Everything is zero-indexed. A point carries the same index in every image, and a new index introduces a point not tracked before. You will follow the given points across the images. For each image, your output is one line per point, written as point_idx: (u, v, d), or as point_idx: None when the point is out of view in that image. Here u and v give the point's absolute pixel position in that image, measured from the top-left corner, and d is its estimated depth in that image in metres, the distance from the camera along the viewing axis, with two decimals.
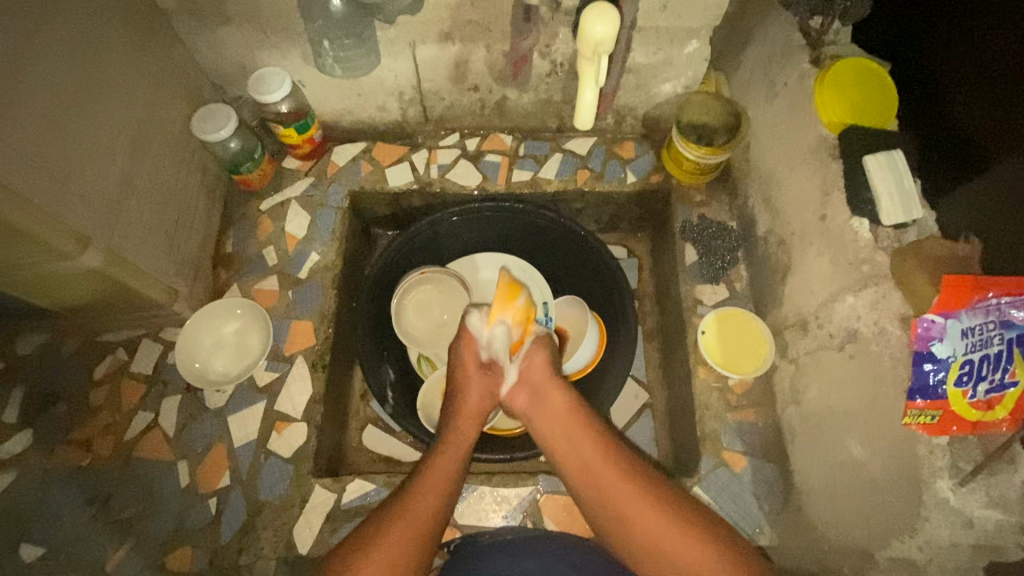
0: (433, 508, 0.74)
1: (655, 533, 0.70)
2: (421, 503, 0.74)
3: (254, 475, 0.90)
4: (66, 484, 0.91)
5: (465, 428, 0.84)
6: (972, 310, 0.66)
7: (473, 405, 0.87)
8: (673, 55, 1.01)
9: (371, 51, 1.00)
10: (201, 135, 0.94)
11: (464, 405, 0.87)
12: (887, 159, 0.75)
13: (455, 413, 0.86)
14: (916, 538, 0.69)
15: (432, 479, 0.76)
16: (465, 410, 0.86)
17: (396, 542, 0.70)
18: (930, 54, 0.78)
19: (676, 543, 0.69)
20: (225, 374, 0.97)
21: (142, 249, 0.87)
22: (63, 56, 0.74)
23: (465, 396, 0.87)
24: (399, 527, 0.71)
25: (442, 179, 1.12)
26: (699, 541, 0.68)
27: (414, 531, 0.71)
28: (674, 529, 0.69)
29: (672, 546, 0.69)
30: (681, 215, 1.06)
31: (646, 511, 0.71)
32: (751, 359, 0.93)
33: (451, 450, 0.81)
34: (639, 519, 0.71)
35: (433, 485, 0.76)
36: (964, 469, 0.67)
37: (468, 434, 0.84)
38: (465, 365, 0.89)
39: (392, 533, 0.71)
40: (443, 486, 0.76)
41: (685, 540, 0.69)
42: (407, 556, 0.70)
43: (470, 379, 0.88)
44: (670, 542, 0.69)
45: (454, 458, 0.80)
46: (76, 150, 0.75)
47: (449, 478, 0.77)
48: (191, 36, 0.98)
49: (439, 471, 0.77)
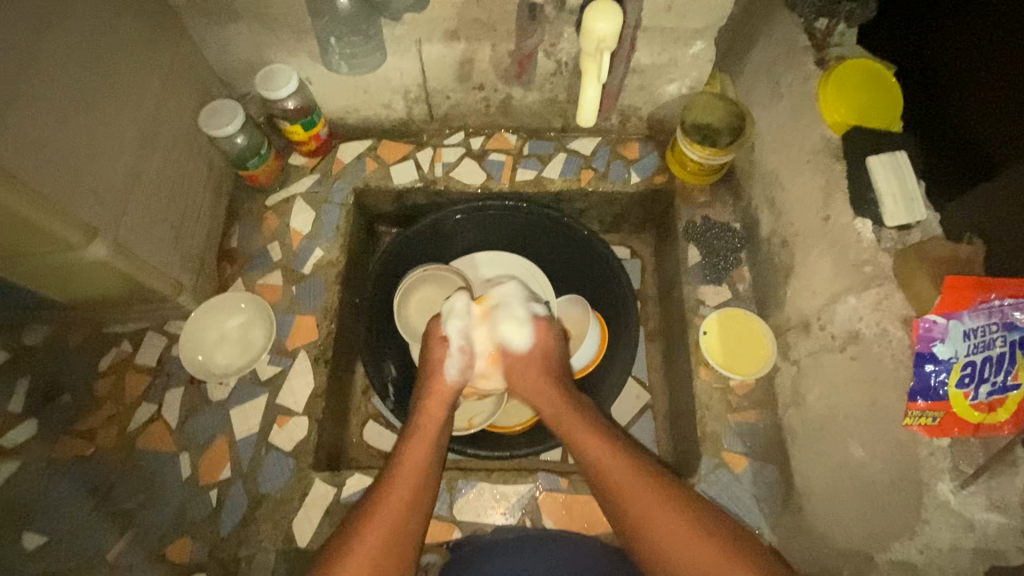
0: (408, 499, 0.73)
1: (626, 482, 0.73)
2: (397, 495, 0.73)
3: (255, 468, 0.91)
4: (69, 474, 0.92)
5: (434, 413, 0.84)
6: (975, 311, 0.66)
7: (445, 387, 0.86)
8: (678, 56, 1.01)
9: (377, 49, 1.00)
10: (208, 130, 0.95)
11: (433, 387, 0.86)
12: (890, 159, 0.76)
13: (425, 397, 0.86)
14: (915, 541, 0.68)
15: (407, 470, 0.76)
16: (433, 392, 0.85)
17: (377, 534, 0.69)
18: (937, 56, 0.78)
19: (647, 498, 0.71)
20: (229, 367, 0.98)
21: (148, 241, 0.88)
22: (74, 47, 0.75)
23: (434, 378, 0.87)
24: (377, 519, 0.70)
25: (446, 177, 1.12)
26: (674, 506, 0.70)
27: (393, 522, 0.71)
28: (641, 483, 0.72)
29: (642, 503, 0.71)
30: (685, 216, 1.06)
31: (612, 465, 0.75)
32: (753, 361, 0.93)
33: (424, 437, 0.80)
34: (615, 481, 0.74)
35: (408, 475, 0.75)
36: (965, 472, 0.66)
37: (436, 415, 0.83)
38: (434, 348, 0.90)
39: (372, 524, 0.70)
40: (417, 476, 0.75)
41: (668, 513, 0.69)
42: (388, 547, 0.69)
43: (442, 357, 0.89)
44: (641, 495, 0.71)
45: (427, 447, 0.79)
46: (85, 141, 0.76)
47: (423, 466, 0.76)
48: (200, 32, 0.99)
49: (414, 459, 0.77)
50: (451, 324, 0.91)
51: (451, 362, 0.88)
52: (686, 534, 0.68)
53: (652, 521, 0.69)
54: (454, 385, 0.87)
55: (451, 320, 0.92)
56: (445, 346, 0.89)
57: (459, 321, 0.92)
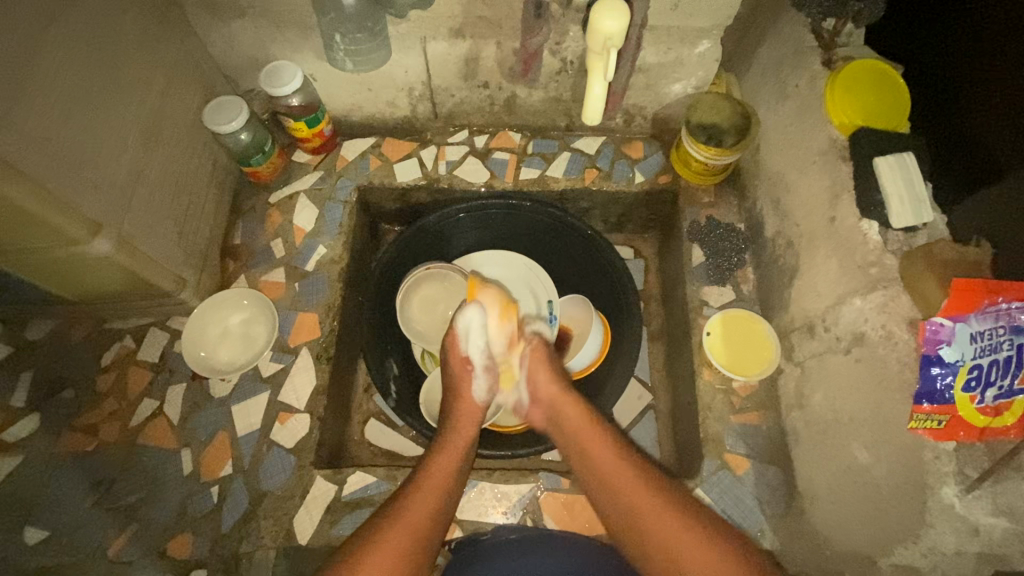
0: (432, 507, 0.73)
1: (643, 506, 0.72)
2: (420, 502, 0.73)
3: (256, 465, 0.90)
4: (71, 468, 0.92)
5: (464, 428, 0.85)
6: (982, 314, 0.65)
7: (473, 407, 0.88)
8: (684, 55, 1.00)
9: (383, 46, 1.00)
10: (212, 126, 0.94)
11: (463, 406, 0.88)
12: (898, 160, 0.75)
13: (454, 415, 0.87)
14: (919, 545, 0.68)
15: (431, 479, 0.76)
16: (463, 411, 0.87)
17: (397, 538, 0.69)
18: (946, 57, 0.77)
19: (666, 520, 0.70)
20: (232, 364, 0.97)
21: (152, 237, 0.88)
22: (81, 41, 0.75)
23: (461, 397, 0.89)
24: (399, 525, 0.70)
25: (449, 175, 1.12)
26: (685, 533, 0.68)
27: (415, 529, 0.71)
28: (658, 501, 0.71)
29: (660, 517, 0.70)
30: (689, 216, 1.05)
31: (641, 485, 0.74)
32: (757, 363, 0.92)
33: (450, 449, 0.81)
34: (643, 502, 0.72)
35: (433, 483, 0.76)
36: (970, 476, 0.66)
37: (465, 431, 0.84)
38: (458, 366, 0.91)
39: (393, 529, 0.70)
40: (442, 486, 0.76)
41: (685, 532, 0.68)
42: (408, 553, 0.69)
43: (467, 379, 0.91)
44: (660, 514, 0.70)
45: (454, 459, 0.80)
46: (90, 136, 0.76)
47: (448, 477, 0.77)
48: (205, 28, 0.99)
49: (440, 470, 0.78)
50: (472, 344, 0.92)
51: (476, 383, 0.91)
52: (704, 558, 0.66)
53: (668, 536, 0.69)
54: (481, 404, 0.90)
55: (470, 339, 0.92)
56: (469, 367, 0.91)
57: (478, 340, 0.92)
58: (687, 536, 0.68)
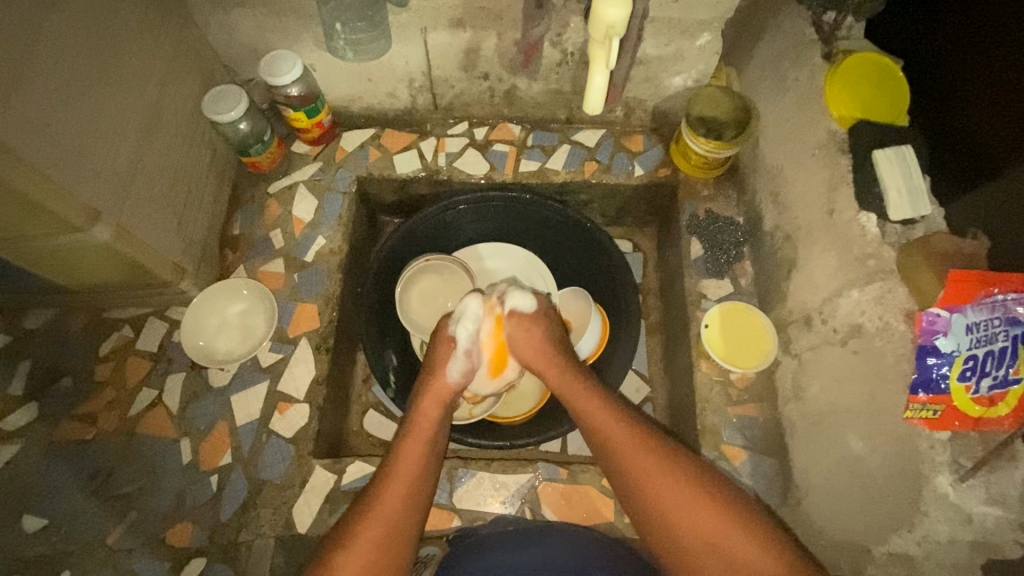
0: (404, 494, 0.73)
1: (638, 475, 0.71)
2: (393, 491, 0.73)
3: (255, 454, 0.91)
4: (70, 457, 0.92)
5: (430, 408, 0.83)
6: (978, 306, 0.66)
7: (445, 385, 0.85)
8: (684, 48, 1.01)
9: (383, 36, 1.00)
10: (212, 115, 0.94)
11: (432, 386, 0.85)
12: (897, 153, 0.76)
13: (423, 393, 0.85)
14: (913, 534, 0.68)
15: (400, 468, 0.75)
16: (432, 391, 0.84)
17: (371, 531, 0.69)
18: (943, 53, 0.78)
19: (650, 477, 0.71)
20: (230, 354, 0.97)
21: (150, 226, 0.88)
22: (80, 26, 0.74)
23: (434, 376, 0.86)
24: (375, 516, 0.70)
25: (449, 167, 1.12)
26: (686, 499, 0.68)
27: (389, 519, 0.71)
28: (658, 471, 0.71)
29: (661, 489, 0.70)
30: (687, 209, 1.06)
31: (632, 454, 0.73)
32: (754, 354, 0.93)
33: (419, 431, 0.79)
34: (637, 477, 0.71)
35: (404, 471, 0.75)
36: (965, 465, 0.67)
37: (432, 413, 0.82)
38: (445, 348, 0.89)
39: (368, 521, 0.70)
40: (413, 472, 0.75)
41: (687, 500, 0.68)
42: (383, 542, 0.69)
43: (447, 358, 0.88)
44: (654, 480, 0.70)
45: (424, 440, 0.78)
46: (88, 123, 0.75)
47: (420, 462, 0.76)
48: (204, 17, 0.99)
49: (410, 454, 0.76)
50: (462, 326, 0.90)
51: (454, 364, 0.88)
52: (706, 526, 0.67)
53: (670, 508, 0.69)
54: (455, 386, 0.86)
55: (462, 322, 0.91)
56: (453, 346, 0.88)
57: (469, 324, 0.91)
58: (690, 506, 0.68)
